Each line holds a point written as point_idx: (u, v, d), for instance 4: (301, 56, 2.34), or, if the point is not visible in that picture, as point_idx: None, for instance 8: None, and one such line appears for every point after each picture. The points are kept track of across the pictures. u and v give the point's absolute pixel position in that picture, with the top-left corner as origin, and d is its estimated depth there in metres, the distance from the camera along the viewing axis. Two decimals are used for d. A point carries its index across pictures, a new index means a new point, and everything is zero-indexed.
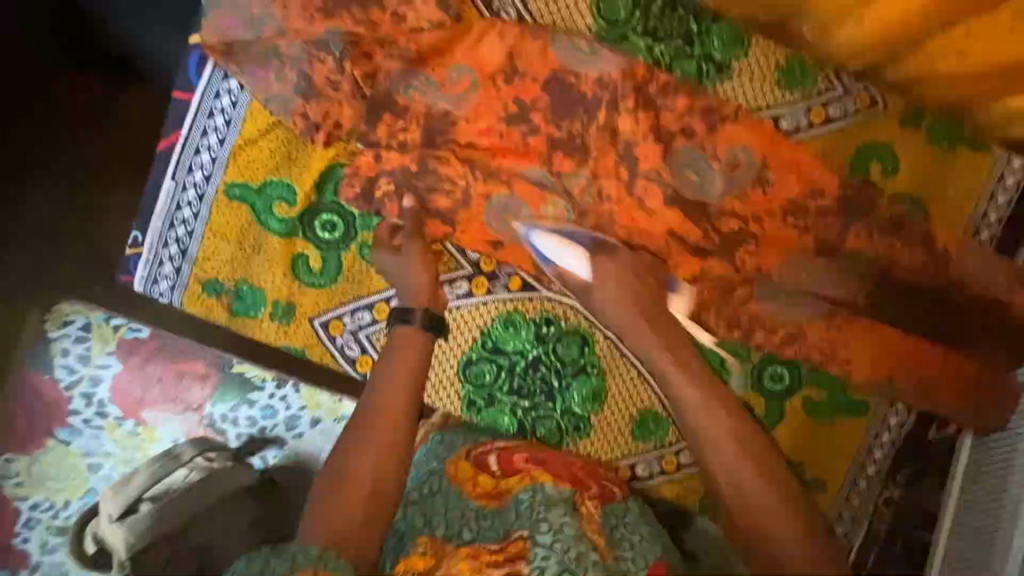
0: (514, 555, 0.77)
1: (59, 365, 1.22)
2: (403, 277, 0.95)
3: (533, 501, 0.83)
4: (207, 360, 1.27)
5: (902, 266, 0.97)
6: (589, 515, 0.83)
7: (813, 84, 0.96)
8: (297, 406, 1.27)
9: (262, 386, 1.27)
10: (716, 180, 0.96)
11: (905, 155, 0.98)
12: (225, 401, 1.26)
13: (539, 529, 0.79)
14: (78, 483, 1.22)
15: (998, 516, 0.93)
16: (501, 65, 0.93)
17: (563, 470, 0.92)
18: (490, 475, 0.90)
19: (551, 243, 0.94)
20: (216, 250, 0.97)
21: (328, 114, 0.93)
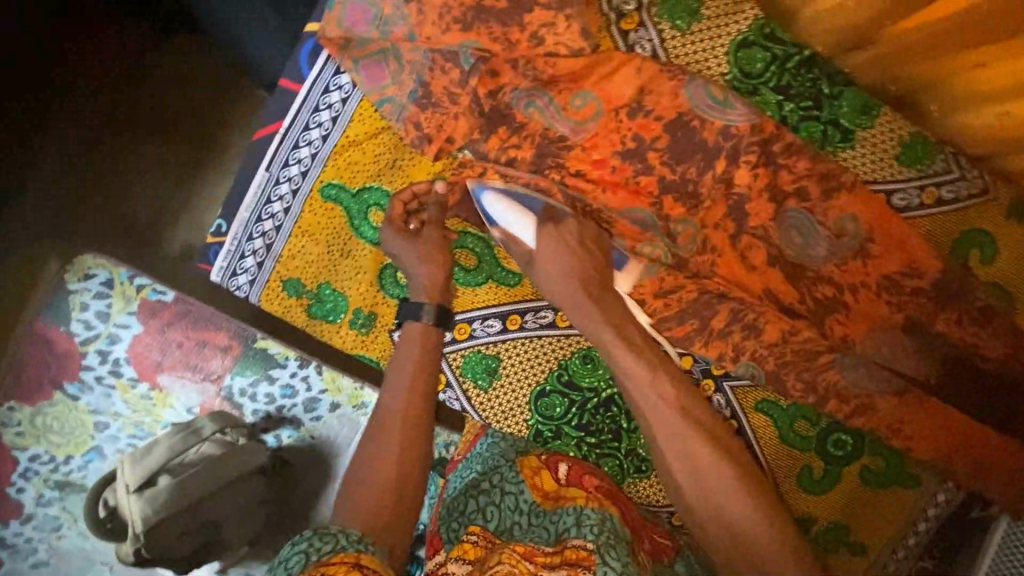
0: (574, 562, 0.70)
1: (77, 318, 1.20)
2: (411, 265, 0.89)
3: (601, 525, 0.75)
4: (230, 331, 1.23)
5: (987, 356, 0.96)
6: (643, 565, 0.77)
7: (933, 163, 0.96)
8: (318, 389, 1.24)
9: (285, 364, 1.23)
10: (821, 244, 0.95)
11: (1007, 246, 0.97)
12: (244, 376, 1.24)
13: (609, 552, 0.70)
14: (83, 440, 1.23)
15: None
16: (629, 98, 0.89)
17: (624, 508, 0.86)
18: (554, 479, 0.87)
19: (499, 204, 0.90)
20: (303, 250, 0.94)
21: (442, 126, 0.89)
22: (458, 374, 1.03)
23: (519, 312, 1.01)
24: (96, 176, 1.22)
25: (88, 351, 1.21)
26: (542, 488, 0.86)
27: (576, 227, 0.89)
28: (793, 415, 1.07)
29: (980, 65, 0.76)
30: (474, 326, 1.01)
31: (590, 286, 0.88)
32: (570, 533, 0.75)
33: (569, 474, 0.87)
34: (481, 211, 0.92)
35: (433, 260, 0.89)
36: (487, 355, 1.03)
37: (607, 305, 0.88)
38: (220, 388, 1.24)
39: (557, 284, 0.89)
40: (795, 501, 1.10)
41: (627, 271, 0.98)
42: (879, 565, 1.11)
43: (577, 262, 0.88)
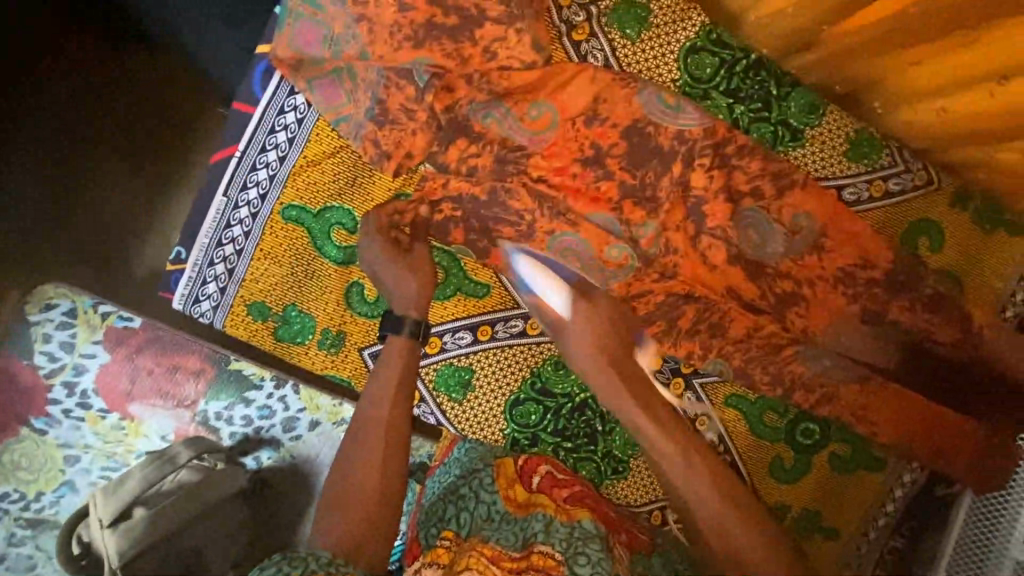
0: (540, 569, 0.75)
1: (40, 351, 1.17)
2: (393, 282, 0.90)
3: (570, 535, 0.78)
4: (201, 354, 1.21)
5: (939, 340, 1.00)
6: (619, 559, 0.80)
7: (879, 158, 1.00)
8: (295, 408, 1.21)
9: (260, 385, 1.21)
10: (777, 240, 0.98)
11: (949, 234, 1.03)
12: (219, 399, 1.21)
13: (578, 561, 0.75)
14: (52, 475, 1.18)
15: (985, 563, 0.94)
16: (584, 108, 0.91)
17: (597, 510, 0.87)
18: (525, 487, 0.89)
19: (535, 274, 0.96)
20: (265, 273, 0.93)
21: (401, 143, 0.89)
22: (432, 387, 1.03)
23: (490, 322, 1.02)
24: (80, 187, 1.20)
25: (53, 384, 1.17)
26: (515, 499, 0.87)
27: (604, 303, 0.94)
28: (762, 407, 1.10)
29: (917, 63, 0.80)
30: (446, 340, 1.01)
31: (609, 353, 0.92)
32: (538, 538, 0.78)
33: (542, 483, 0.90)
34: (515, 275, 0.96)
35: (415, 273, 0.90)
36: (461, 366, 1.03)
37: (629, 371, 0.92)
38: (194, 413, 1.21)
39: (581, 349, 0.92)
40: (767, 489, 1.13)
41: (647, 347, 1.04)
42: (851, 547, 1.16)
43: (599, 330, 0.92)
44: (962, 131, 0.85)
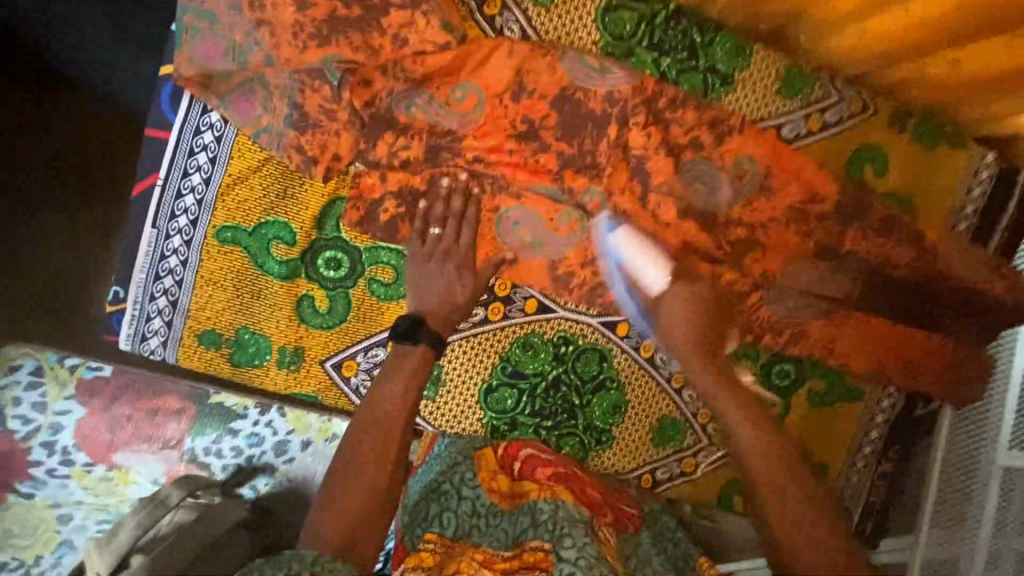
0: (533, 566, 0.73)
1: (10, 415, 1.09)
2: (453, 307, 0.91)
3: (554, 516, 0.77)
4: (181, 394, 1.12)
5: (894, 263, 1.02)
6: (607, 539, 0.81)
7: (813, 91, 0.99)
8: (284, 431, 1.16)
9: (246, 416, 1.15)
10: (724, 189, 0.98)
11: (892, 156, 1.03)
12: (204, 436, 1.14)
13: (562, 544, 0.73)
14: (49, 536, 1.13)
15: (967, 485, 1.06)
16: (508, 83, 0.88)
17: (580, 493, 0.88)
18: (508, 477, 0.90)
19: (626, 245, 0.93)
20: (210, 300, 0.90)
21: (326, 147, 0.86)
22: None
23: None
24: (85, 194, 1.16)
25: (31, 446, 1.10)
26: (499, 491, 0.88)
27: (704, 288, 0.95)
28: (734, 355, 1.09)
29: None
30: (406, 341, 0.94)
31: (701, 344, 0.93)
32: (529, 534, 0.77)
33: (524, 469, 0.90)
34: (602, 243, 0.95)
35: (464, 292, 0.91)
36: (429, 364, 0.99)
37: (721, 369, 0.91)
38: (182, 452, 1.14)
39: (676, 332, 0.93)
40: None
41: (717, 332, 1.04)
42: (844, 479, 1.18)
43: (693, 318, 0.93)
44: (901, 45, 0.85)
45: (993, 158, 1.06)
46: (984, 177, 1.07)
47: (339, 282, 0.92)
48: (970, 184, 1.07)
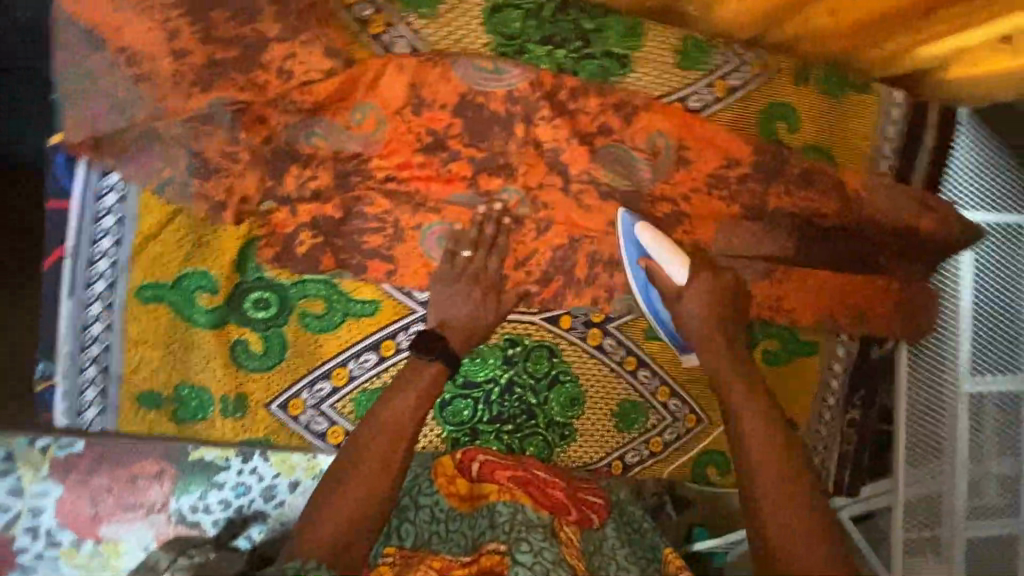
0: (489, 569, 0.79)
1: None
2: (453, 310, 0.94)
3: (512, 521, 0.84)
4: (156, 456, 1.00)
5: (821, 214, 1.04)
6: (569, 539, 0.87)
7: (712, 59, 0.99)
8: (270, 476, 1.02)
9: (228, 467, 1.01)
10: (642, 168, 0.98)
11: (802, 110, 1.03)
12: (189, 493, 1.01)
13: (519, 548, 0.80)
14: None
15: (941, 407, 1.20)
16: (406, 98, 0.88)
17: (542, 489, 0.93)
18: (468, 479, 0.94)
19: (651, 238, 0.95)
20: (141, 360, 0.89)
21: (232, 189, 0.85)
22: (355, 420, 0.97)
23: (390, 336, 0.96)
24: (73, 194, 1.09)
25: (14, 534, 0.98)
26: (457, 493, 0.92)
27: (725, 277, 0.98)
28: None
29: None
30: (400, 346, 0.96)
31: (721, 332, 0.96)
32: (486, 536, 0.84)
33: (483, 470, 0.94)
34: (628, 239, 0.97)
35: (460, 295, 0.94)
36: (376, 389, 0.97)
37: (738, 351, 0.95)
38: (168, 515, 1.01)
39: (698, 320, 0.95)
40: (708, 401, 1.11)
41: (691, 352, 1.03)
42: (814, 434, 1.18)
43: (712, 310, 0.95)
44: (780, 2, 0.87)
45: (903, 96, 1.07)
46: (896, 116, 1.08)
47: (271, 322, 0.92)
48: (885, 124, 1.08)
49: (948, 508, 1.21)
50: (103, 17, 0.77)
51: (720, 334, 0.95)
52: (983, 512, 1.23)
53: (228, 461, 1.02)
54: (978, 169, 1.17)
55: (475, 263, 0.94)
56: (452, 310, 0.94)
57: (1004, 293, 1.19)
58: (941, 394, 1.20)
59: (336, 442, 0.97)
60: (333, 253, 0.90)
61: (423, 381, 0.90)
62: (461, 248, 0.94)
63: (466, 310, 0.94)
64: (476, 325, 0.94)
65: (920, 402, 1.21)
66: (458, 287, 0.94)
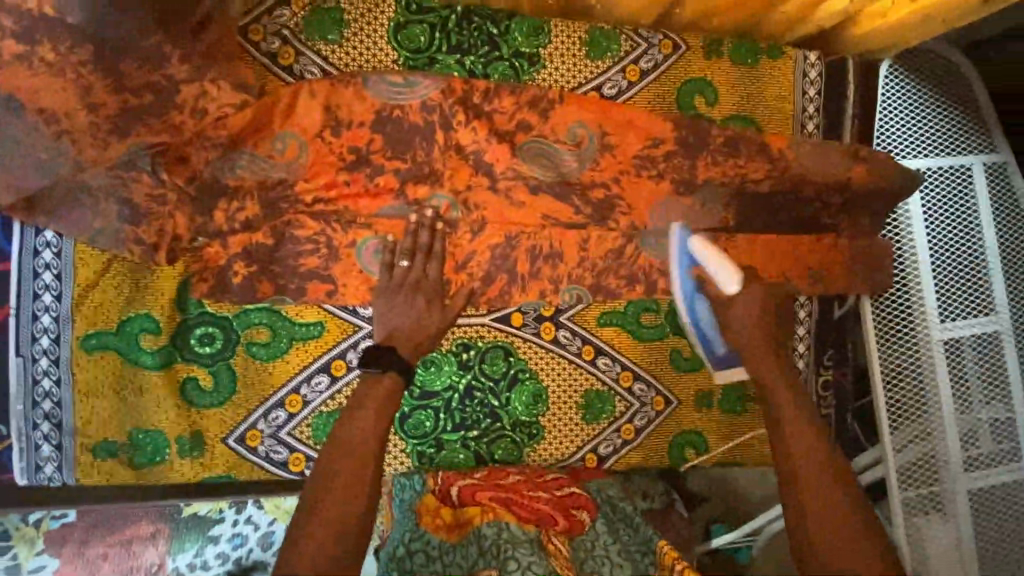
0: None
1: None
2: (398, 320, 0.92)
3: (497, 537, 0.83)
4: (149, 515, 0.99)
5: (753, 179, 1.04)
6: (558, 549, 0.84)
7: (621, 46, 1.02)
8: (266, 524, 1.02)
9: (222, 518, 1.01)
10: (567, 159, 1.00)
11: (718, 83, 1.05)
12: (186, 552, 1.00)
13: (506, 568, 0.78)
14: None
15: (918, 359, 1.19)
16: (323, 121, 0.90)
17: (525, 505, 0.93)
18: (452, 507, 0.93)
19: (704, 251, 0.97)
20: (93, 411, 0.89)
21: (164, 229, 0.88)
22: (315, 444, 0.97)
23: (339, 355, 0.97)
24: None
25: None
26: (444, 525, 0.91)
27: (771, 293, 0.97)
28: (634, 312, 1.08)
29: None
30: (350, 363, 0.96)
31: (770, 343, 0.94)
32: (478, 563, 0.82)
33: (463, 495, 0.94)
34: (679, 251, 1.00)
35: (404, 303, 0.92)
36: (332, 411, 0.97)
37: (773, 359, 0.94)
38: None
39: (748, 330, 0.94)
40: (673, 380, 1.09)
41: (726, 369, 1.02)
42: None
43: (761, 320, 0.95)
44: None
45: (817, 57, 1.09)
46: (814, 76, 1.09)
47: (218, 356, 0.93)
48: (804, 85, 1.09)
49: (943, 460, 1.18)
50: (11, 79, 0.79)
51: (765, 340, 0.94)
52: (983, 462, 1.19)
53: (222, 513, 1.02)
54: (908, 118, 1.23)
55: (415, 271, 0.94)
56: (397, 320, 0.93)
57: (959, 236, 1.21)
58: (915, 344, 1.19)
59: (299, 469, 0.96)
60: (270, 280, 0.91)
61: (377, 393, 0.86)
62: (399, 259, 0.94)
63: (412, 316, 0.93)
64: (423, 331, 0.94)
65: (897, 355, 1.20)
66: (399, 296, 0.94)
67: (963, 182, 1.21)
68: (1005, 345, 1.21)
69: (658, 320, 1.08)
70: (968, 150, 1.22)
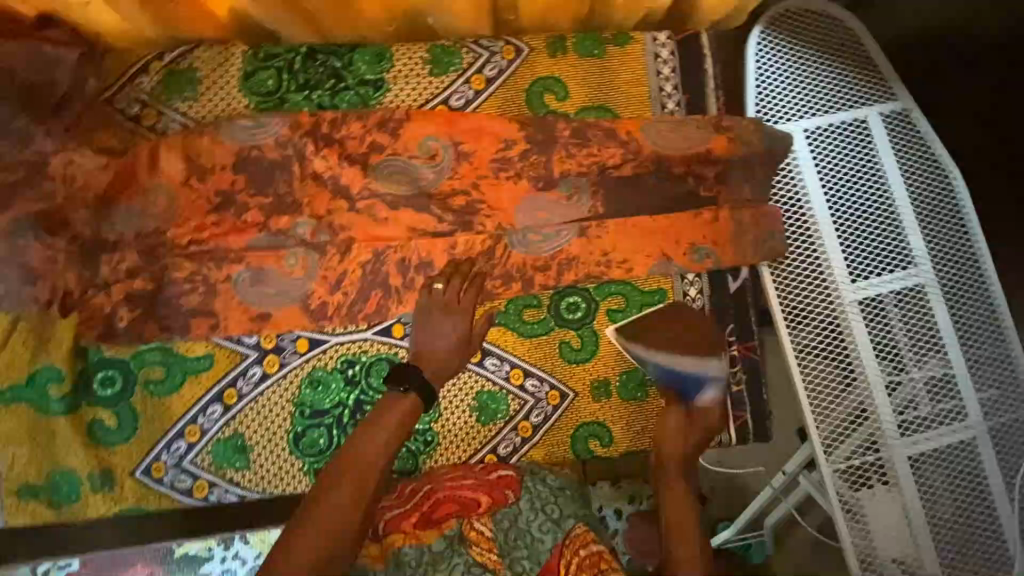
0: None
1: None
2: (433, 342, 0.99)
3: (423, 555, 0.89)
4: (144, 558, 1.04)
5: (613, 164, 1.06)
6: (480, 536, 0.91)
7: (462, 59, 1.07)
8: (252, 558, 1.06)
9: (212, 556, 1.05)
10: (423, 172, 1.03)
11: (567, 78, 1.08)
12: None
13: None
14: None
15: (832, 325, 1.12)
16: (185, 170, 0.99)
17: (448, 500, 0.97)
18: (374, 542, 0.92)
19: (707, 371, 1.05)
20: (13, 458, 0.99)
21: (55, 287, 0.97)
22: (217, 469, 1.03)
23: (230, 384, 1.03)
24: None
25: None
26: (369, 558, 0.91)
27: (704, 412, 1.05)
28: (516, 309, 1.10)
29: None
30: (240, 391, 1.03)
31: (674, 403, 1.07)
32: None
33: (384, 526, 0.94)
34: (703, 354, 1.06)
35: (440, 325, 1.00)
36: (229, 436, 1.03)
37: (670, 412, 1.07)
38: None
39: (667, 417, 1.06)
40: (566, 373, 1.10)
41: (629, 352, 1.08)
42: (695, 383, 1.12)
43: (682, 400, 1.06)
44: None
45: (667, 35, 1.10)
46: (666, 55, 1.10)
47: (118, 397, 1.01)
48: (657, 66, 1.10)
49: (877, 427, 1.10)
50: None
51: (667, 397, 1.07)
52: (922, 425, 1.10)
53: (213, 551, 1.06)
54: (788, 74, 1.16)
55: (451, 292, 1.01)
56: (433, 341, 1.00)
57: (860, 187, 1.13)
58: (827, 309, 1.12)
59: (204, 495, 1.03)
60: (156, 321, 0.99)
61: (399, 411, 0.92)
62: (436, 281, 1.02)
63: (442, 338, 0.99)
64: (454, 359, 1.00)
65: (809, 322, 1.12)
66: (435, 319, 1.00)
67: (856, 130, 1.15)
68: (933, 295, 1.12)
69: (541, 315, 1.10)
70: (858, 98, 1.16)
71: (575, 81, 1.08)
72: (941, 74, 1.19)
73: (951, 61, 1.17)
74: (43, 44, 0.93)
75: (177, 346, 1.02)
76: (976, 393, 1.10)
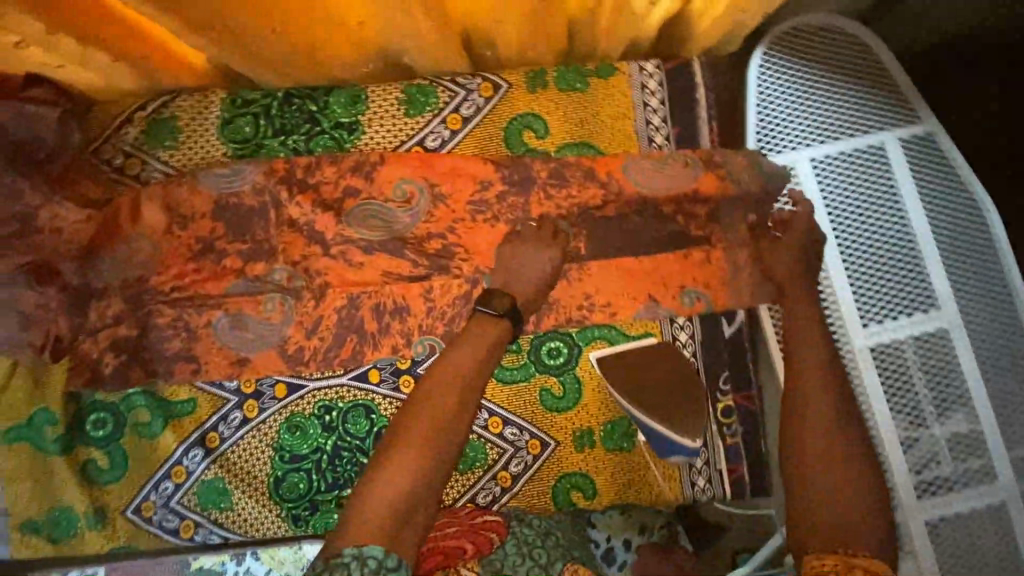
0: None
1: None
2: (526, 276, 0.96)
3: None
4: None
5: (597, 202, 1.01)
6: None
7: (439, 99, 1.05)
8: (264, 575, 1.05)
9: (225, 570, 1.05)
10: (399, 216, 1.01)
11: (547, 114, 1.04)
12: None
13: None
14: None
15: None
16: (166, 219, 1.01)
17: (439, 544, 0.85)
18: None
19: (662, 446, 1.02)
20: (17, 495, 1.00)
21: (47, 333, 0.99)
22: (201, 510, 1.05)
23: (211, 429, 1.05)
24: None
25: None
26: None
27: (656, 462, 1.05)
28: None
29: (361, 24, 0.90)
30: (220, 436, 1.05)
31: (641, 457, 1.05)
32: None
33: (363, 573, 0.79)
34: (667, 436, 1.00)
35: (531, 264, 0.96)
36: (211, 479, 1.05)
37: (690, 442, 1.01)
38: None
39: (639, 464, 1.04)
40: (546, 422, 1.06)
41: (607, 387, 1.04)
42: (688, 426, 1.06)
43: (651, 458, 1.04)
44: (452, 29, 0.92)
45: (655, 64, 1.05)
46: (654, 86, 1.05)
47: (109, 437, 1.05)
48: (644, 97, 1.05)
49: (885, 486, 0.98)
50: None
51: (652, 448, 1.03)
52: (942, 487, 0.97)
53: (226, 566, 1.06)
54: (798, 97, 1.04)
55: (544, 231, 0.99)
56: (523, 274, 0.96)
57: (872, 220, 1.01)
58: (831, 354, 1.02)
59: (190, 535, 1.05)
60: (144, 365, 1.02)
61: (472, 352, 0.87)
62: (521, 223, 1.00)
63: (531, 280, 0.96)
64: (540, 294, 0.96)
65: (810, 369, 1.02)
66: (526, 253, 0.97)
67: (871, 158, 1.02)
68: (958, 341, 0.98)
69: (522, 363, 1.05)
70: (876, 122, 1.02)
71: (557, 115, 1.05)
72: (941, 74, 1.05)
73: (951, 61, 1.03)
74: (26, 101, 0.95)
75: (162, 389, 1.05)
76: (1009, 454, 0.95)
